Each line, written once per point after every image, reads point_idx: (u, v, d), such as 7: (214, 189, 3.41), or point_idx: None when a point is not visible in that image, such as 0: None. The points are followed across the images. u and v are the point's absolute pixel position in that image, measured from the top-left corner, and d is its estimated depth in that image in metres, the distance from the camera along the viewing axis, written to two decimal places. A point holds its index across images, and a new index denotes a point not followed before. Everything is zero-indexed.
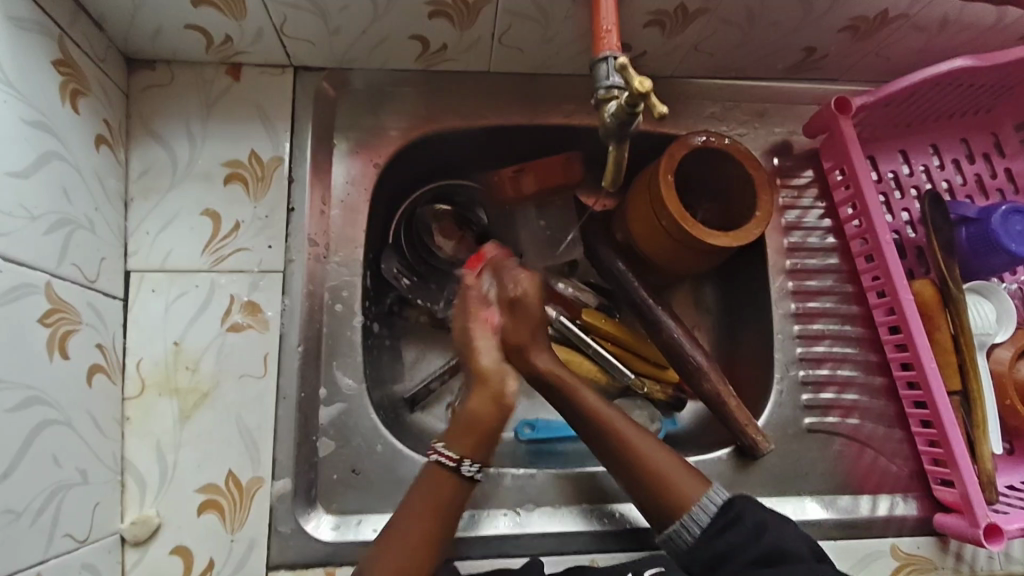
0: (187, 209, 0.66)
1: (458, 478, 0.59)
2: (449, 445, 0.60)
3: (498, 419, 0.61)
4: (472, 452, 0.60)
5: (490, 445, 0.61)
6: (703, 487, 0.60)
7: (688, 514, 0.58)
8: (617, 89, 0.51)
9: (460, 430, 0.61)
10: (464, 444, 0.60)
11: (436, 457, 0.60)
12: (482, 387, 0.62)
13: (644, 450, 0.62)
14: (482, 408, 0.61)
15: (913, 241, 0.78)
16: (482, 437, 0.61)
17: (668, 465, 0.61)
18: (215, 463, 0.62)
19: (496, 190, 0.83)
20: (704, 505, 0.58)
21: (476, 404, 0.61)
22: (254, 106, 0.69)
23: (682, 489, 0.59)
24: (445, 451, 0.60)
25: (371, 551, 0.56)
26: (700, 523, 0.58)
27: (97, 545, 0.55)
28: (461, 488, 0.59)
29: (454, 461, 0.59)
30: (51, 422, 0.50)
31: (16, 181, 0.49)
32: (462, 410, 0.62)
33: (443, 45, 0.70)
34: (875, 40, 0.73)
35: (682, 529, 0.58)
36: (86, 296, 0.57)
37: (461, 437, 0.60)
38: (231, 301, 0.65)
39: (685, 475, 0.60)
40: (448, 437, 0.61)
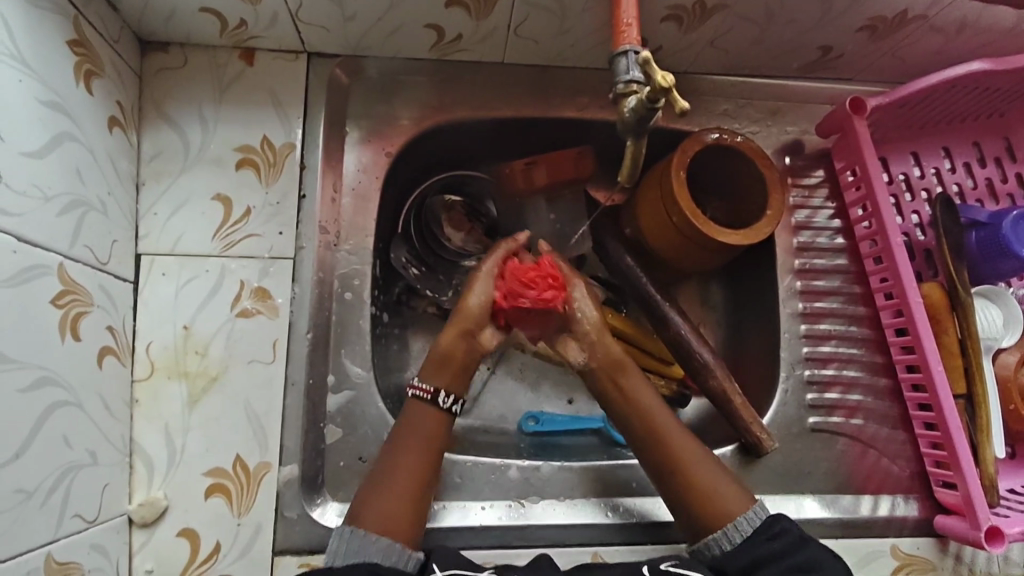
0: (199, 193, 0.66)
1: (434, 409, 0.63)
2: (423, 379, 0.64)
3: (469, 352, 0.65)
4: (450, 385, 0.64)
5: (458, 375, 0.65)
6: (747, 502, 0.61)
7: (730, 526, 0.59)
8: (637, 83, 0.51)
9: (432, 364, 0.65)
10: (440, 377, 0.64)
11: (412, 391, 0.64)
12: (459, 322, 0.65)
13: (694, 461, 0.63)
14: (453, 344, 0.65)
15: (922, 244, 0.78)
16: (452, 369, 0.65)
17: (714, 476, 0.62)
18: (222, 447, 0.62)
19: (508, 182, 0.82)
20: (747, 519, 0.59)
21: (447, 340, 0.65)
22: (267, 91, 0.69)
23: (726, 503, 0.60)
24: (420, 386, 0.64)
25: (362, 499, 0.58)
26: (741, 535, 0.59)
27: (105, 526, 0.55)
28: (443, 421, 0.63)
29: (427, 394, 0.63)
30: (63, 403, 0.50)
31: (30, 161, 0.48)
32: (435, 344, 0.66)
33: (458, 35, 0.69)
34: (892, 40, 0.73)
35: (722, 538, 0.59)
36: (97, 278, 0.56)
37: (434, 372, 0.64)
38: (241, 286, 0.65)
39: (730, 489, 0.61)
40: (422, 372, 0.65)
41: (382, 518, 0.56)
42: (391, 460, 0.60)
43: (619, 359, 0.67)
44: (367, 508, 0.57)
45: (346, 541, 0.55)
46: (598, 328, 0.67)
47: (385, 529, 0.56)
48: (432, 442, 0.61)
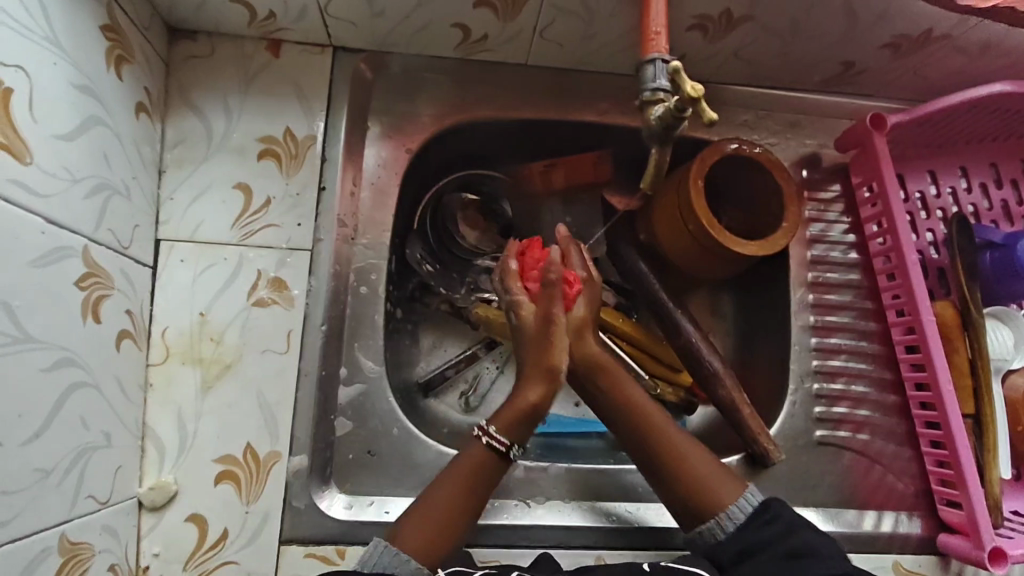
0: (220, 182, 0.66)
1: (501, 459, 0.61)
2: (499, 428, 0.62)
3: (548, 408, 0.64)
4: (522, 439, 0.63)
5: (531, 430, 0.63)
6: (740, 489, 0.61)
7: (722, 514, 0.60)
8: (663, 92, 0.51)
9: (509, 417, 0.62)
10: (517, 430, 0.62)
11: (488, 439, 0.61)
12: (541, 374, 0.64)
13: (685, 450, 0.63)
14: (538, 399, 0.63)
15: (936, 262, 0.78)
16: (529, 423, 0.63)
17: (706, 464, 0.62)
18: (233, 435, 0.62)
19: (527, 184, 0.84)
20: (739, 506, 0.60)
21: (533, 396, 0.63)
22: (291, 83, 0.70)
23: (718, 490, 0.61)
24: (497, 436, 0.61)
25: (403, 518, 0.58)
26: (734, 522, 0.59)
27: (117, 508, 0.55)
28: (496, 466, 0.61)
29: (504, 446, 0.61)
30: (81, 383, 0.50)
31: (61, 143, 0.48)
32: (517, 396, 0.64)
33: (484, 35, 0.70)
34: (914, 58, 0.73)
35: (716, 525, 0.59)
36: (119, 262, 0.57)
37: (512, 424, 0.62)
38: (259, 276, 0.65)
39: (723, 477, 0.62)
40: (499, 422, 0.62)
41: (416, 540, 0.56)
42: (436, 492, 0.59)
43: (602, 362, 0.66)
44: (405, 529, 0.57)
45: (377, 555, 0.55)
46: (576, 329, 0.65)
47: (418, 552, 0.56)
48: (480, 485, 0.60)
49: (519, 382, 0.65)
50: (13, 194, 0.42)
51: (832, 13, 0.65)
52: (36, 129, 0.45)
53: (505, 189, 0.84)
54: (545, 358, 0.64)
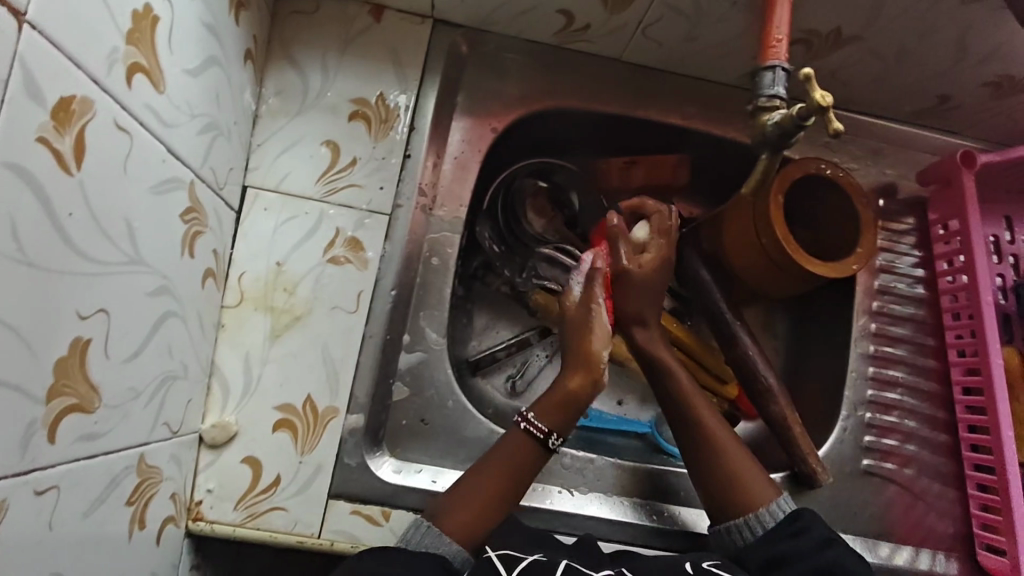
0: (310, 136, 0.67)
1: (540, 447, 0.62)
2: (539, 415, 0.62)
3: (589, 398, 0.64)
4: (560, 428, 0.63)
5: (572, 421, 0.63)
6: (773, 495, 0.61)
7: (752, 516, 0.60)
8: (778, 100, 0.52)
9: (552, 403, 0.63)
10: (553, 417, 0.63)
11: (524, 425, 0.62)
12: (585, 368, 0.64)
13: (733, 454, 0.64)
14: (577, 388, 0.63)
15: (1002, 308, 0.77)
16: (570, 414, 0.63)
17: (743, 464, 0.63)
18: (295, 385, 0.63)
19: (602, 177, 0.82)
20: (770, 511, 0.60)
21: (573, 382, 0.64)
22: (388, 48, 0.70)
23: (751, 490, 0.62)
24: (535, 421, 0.62)
25: (444, 504, 0.58)
26: (763, 527, 0.59)
27: (183, 440, 0.57)
28: (541, 457, 0.62)
29: (541, 433, 0.62)
30: (172, 314, 0.51)
31: (188, 78, 0.49)
32: (557, 385, 0.64)
33: (586, 25, 0.70)
34: (1012, 100, 0.72)
35: (744, 527, 0.60)
36: (214, 201, 0.58)
37: (551, 411, 0.63)
38: (336, 234, 0.66)
39: (759, 479, 0.63)
40: (538, 408, 0.63)
41: (456, 522, 0.57)
42: (476, 476, 0.60)
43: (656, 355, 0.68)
44: (446, 511, 0.58)
45: (420, 533, 0.56)
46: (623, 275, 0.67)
47: (456, 534, 0.56)
48: (518, 468, 0.60)
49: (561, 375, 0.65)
50: (146, 120, 0.43)
51: (942, 45, 0.65)
52: (170, 60, 0.46)
53: (574, 180, 0.83)
54: (584, 345, 0.64)
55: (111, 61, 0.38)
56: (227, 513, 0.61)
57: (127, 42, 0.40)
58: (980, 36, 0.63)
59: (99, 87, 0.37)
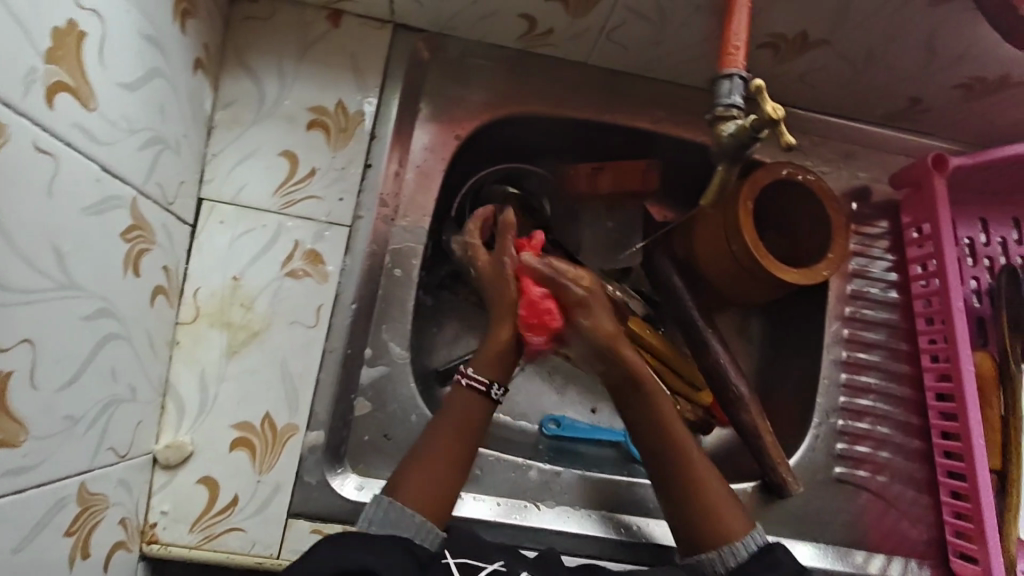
0: (267, 147, 0.65)
1: (484, 400, 0.62)
2: (478, 369, 0.63)
3: (521, 345, 0.65)
4: (500, 377, 0.63)
5: (510, 367, 0.64)
6: (748, 526, 0.59)
7: (727, 548, 0.58)
8: (735, 109, 0.51)
9: (486, 357, 0.64)
10: (492, 369, 0.63)
11: (466, 381, 0.62)
12: (510, 314, 0.65)
13: (709, 483, 0.61)
14: (509, 338, 0.64)
15: (977, 311, 0.76)
16: (505, 363, 0.64)
17: (718, 494, 0.61)
18: (252, 403, 0.62)
19: (569, 184, 0.82)
20: (744, 544, 0.58)
21: (504, 332, 0.64)
22: (347, 55, 0.68)
23: (726, 522, 0.59)
24: (474, 376, 0.62)
25: (402, 474, 0.58)
26: (736, 558, 0.57)
27: (133, 463, 0.55)
28: (485, 408, 0.62)
29: (482, 386, 0.62)
30: (116, 336, 0.50)
31: (125, 92, 0.47)
32: (489, 338, 0.65)
33: (550, 29, 0.68)
34: (985, 102, 0.71)
35: (717, 559, 0.58)
36: (162, 217, 0.56)
37: (488, 365, 0.63)
38: (295, 247, 0.65)
39: (733, 509, 0.60)
40: (476, 363, 0.63)
41: (415, 492, 0.56)
42: (426, 447, 0.59)
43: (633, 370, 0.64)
44: (404, 482, 0.57)
45: (382, 512, 0.55)
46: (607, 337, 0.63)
47: (419, 506, 0.56)
48: (472, 427, 0.61)
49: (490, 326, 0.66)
50: (75, 139, 0.42)
51: (911, 47, 0.64)
52: (103, 76, 0.44)
53: (545, 188, 0.83)
54: (506, 296, 0.65)
55: (29, 82, 0.37)
56: (182, 536, 0.59)
57: (47, 61, 0.38)
58: (948, 38, 0.62)
59: (13, 109, 0.35)
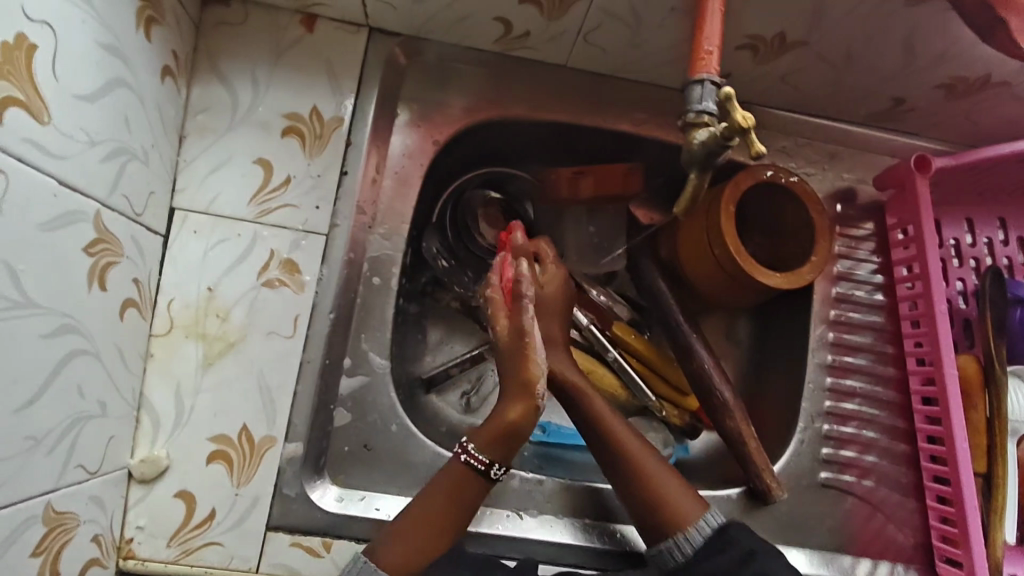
0: (240, 155, 0.64)
1: (482, 478, 0.60)
2: (479, 447, 0.60)
3: (530, 429, 0.62)
4: (501, 458, 0.61)
5: (514, 448, 0.62)
6: (701, 509, 0.60)
7: (681, 534, 0.58)
8: (708, 115, 0.50)
9: (490, 434, 0.61)
10: (495, 450, 0.61)
11: (467, 457, 0.60)
12: (524, 398, 0.61)
13: (658, 474, 0.62)
14: (519, 418, 0.61)
15: (963, 313, 0.75)
16: (509, 445, 0.61)
17: (667, 481, 0.61)
18: (228, 415, 0.61)
19: (551, 188, 0.80)
20: (698, 527, 0.59)
21: (515, 414, 0.61)
22: (322, 60, 0.67)
23: (679, 507, 0.60)
24: (474, 454, 0.60)
25: (388, 534, 0.56)
26: (691, 545, 0.58)
27: (105, 479, 0.55)
28: (482, 486, 0.60)
29: (483, 465, 0.60)
30: (82, 351, 0.49)
31: (83, 104, 0.46)
32: (498, 415, 0.62)
33: (526, 32, 0.67)
34: (968, 102, 0.70)
35: (674, 547, 0.58)
36: (131, 229, 0.55)
37: (491, 444, 0.61)
38: (271, 256, 0.64)
39: (684, 494, 0.61)
40: (480, 439, 0.61)
41: (394, 553, 0.55)
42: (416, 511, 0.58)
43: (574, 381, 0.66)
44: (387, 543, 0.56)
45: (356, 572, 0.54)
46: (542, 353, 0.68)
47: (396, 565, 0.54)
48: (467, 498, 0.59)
49: (502, 402, 0.63)
50: (28, 154, 0.41)
51: (890, 48, 0.63)
52: (58, 89, 0.43)
53: (530, 192, 0.82)
54: (519, 375, 0.62)
55: None
56: (160, 550, 0.59)
57: None
58: (927, 38, 0.61)
59: None
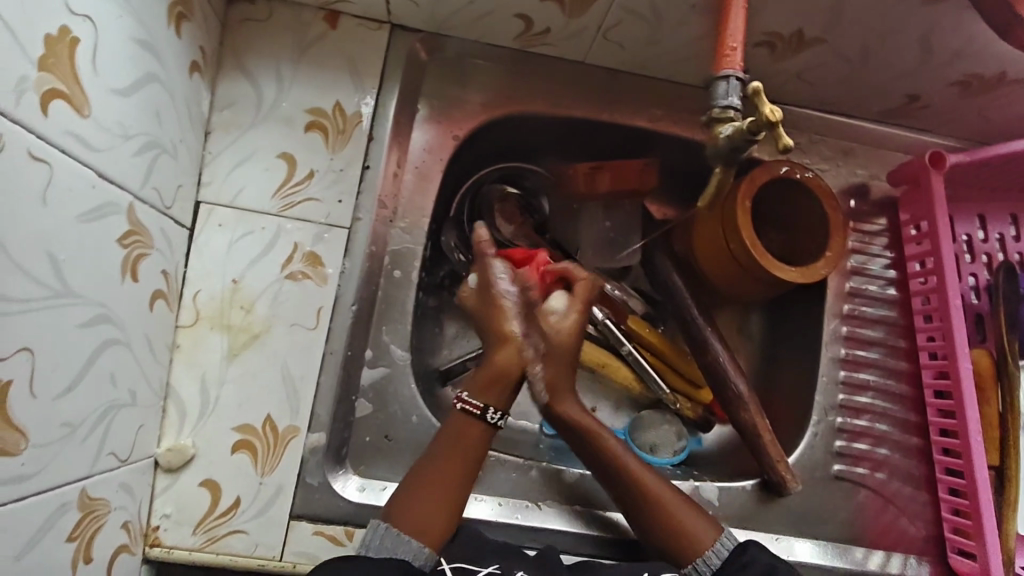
0: (265, 149, 0.65)
1: (481, 424, 0.62)
2: (472, 393, 0.62)
3: (522, 372, 0.64)
4: (495, 402, 0.62)
5: (509, 392, 0.63)
6: (715, 533, 0.61)
7: (699, 559, 0.59)
8: (733, 110, 0.52)
9: (483, 380, 0.63)
10: (488, 393, 0.62)
11: (461, 405, 0.62)
12: (507, 340, 0.64)
13: (670, 500, 0.62)
14: (508, 362, 0.63)
15: (974, 307, 0.76)
16: (503, 389, 0.63)
17: (678, 509, 0.62)
18: (253, 405, 0.62)
19: (568, 183, 0.80)
20: (715, 552, 0.59)
21: (502, 356, 0.63)
22: (344, 56, 0.68)
23: (694, 534, 0.60)
24: (469, 400, 0.62)
25: (396, 502, 0.57)
26: (709, 567, 0.59)
27: (135, 467, 0.56)
28: (483, 432, 0.62)
29: (477, 409, 0.62)
30: (115, 341, 0.50)
31: (119, 98, 0.47)
32: (487, 360, 0.64)
33: (547, 29, 0.68)
34: (982, 99, 0.71)
35: (693, 571, 0.59)
36: (160, 222, 0.56)
37: (484, 389, 0.62)
38: (295, 249, 0.65)
39: (697, 520, 0.61)
40: (473, 387, 0.63)
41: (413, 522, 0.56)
42: (420, 476, 0.59)
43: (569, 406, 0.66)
44: (399, 509, 0.57)
45: (379, 537, 0.55)
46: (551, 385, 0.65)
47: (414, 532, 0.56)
48: (471, 452, 0.61)
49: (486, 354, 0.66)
50: (69, 147, 0.42)
51: (907, 45, 0.64)
52: (96, 82, 0.44)
53: (545, 186, 0.83)
54: (495, 324, 0.64)
55: (21, 90, 0.37)
56: (185, 538, 0.60)
57: (39, 68, 0.38)
58: (944, 36, 0.62)
59: (6, 117, 0.36)
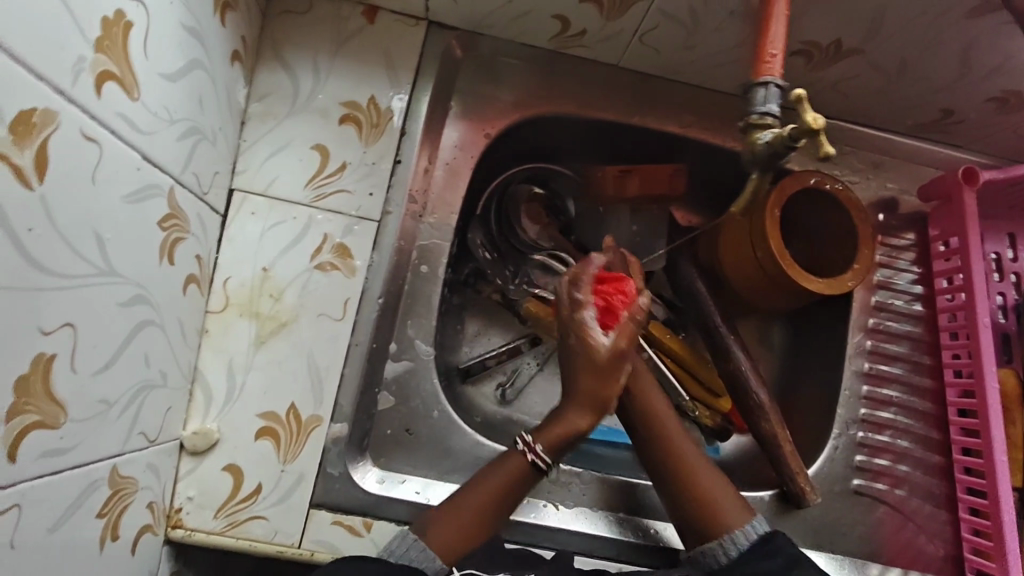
0: (299, 140, 0.66)
1: (536, 472, 0.62)
2: (542, 448, 0.62)
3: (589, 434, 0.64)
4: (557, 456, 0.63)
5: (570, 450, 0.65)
6: (745, 514, 0.60)
7: (727, 536, 0.59)
8: (770, 117, 0.52)
9: (554, 438, 0.63)
10: (555, 450, 0.63)
11: (528, 455, 0.62)
12: (592, 407, 0.63)
13: (705, 477, 0.63)
14: (585, 427, 0.63)
15: (1001, 327, 0.76)
16: (567, 446, 0.64)
17: (713, 483, 0.62)
18: (278, 393, 0.63)
19: (596, 185, 0.81)
20: (744, 532, 0.59)
21: (581, 420, 0.63)
22: (381, 51, 0.69)
23: (723, 512, 0.60)
24: (539, 453, 0.62)
25: (432, 517, 0.58)
26: (737, 548, 0.58)
27: (162, 448, 0.56)
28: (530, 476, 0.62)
29: (542, 463, 0.62)
30: (150, 322, 0.51)
31: (166, 83, 0.48)
32: (561, 418, 0.64)
33: (582, 30, 0.68)
34: (1018, 116, 0.70)
35: (719, 549, 0.59)
36: (196, 207, 0.57)
37: (552, 447, 0.63)
38: (324, 239, 0.65)
39: (730, 499, 0.62)
40: (543, 441, 0.62)
41: (442, 538, 0.56)
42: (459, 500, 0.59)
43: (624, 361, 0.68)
44: (432, 522, 0.57)
45: (404, 545, 0.56)
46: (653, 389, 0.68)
47: (440, 549, 0.56)
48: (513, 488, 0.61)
49: (565, 406, 0.64)
50: (119, 129, 0.42)
51: (946, 59, 0.63)
52: (146, 66, 0.45)
53: (570, 188, 0.83)
54: (598, 392, 0.63)
55: (77, 71, 0.37)
56: (207, 522, 0.60)
57: (96, 50, 0.39)
58: (983, 51, 0.62)
59: (63, 96, 0.36)
